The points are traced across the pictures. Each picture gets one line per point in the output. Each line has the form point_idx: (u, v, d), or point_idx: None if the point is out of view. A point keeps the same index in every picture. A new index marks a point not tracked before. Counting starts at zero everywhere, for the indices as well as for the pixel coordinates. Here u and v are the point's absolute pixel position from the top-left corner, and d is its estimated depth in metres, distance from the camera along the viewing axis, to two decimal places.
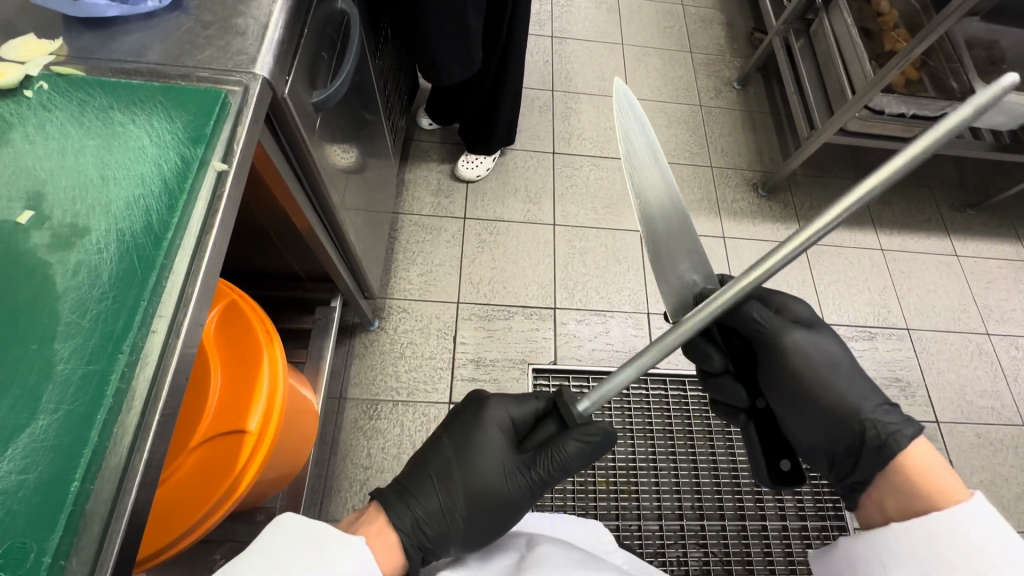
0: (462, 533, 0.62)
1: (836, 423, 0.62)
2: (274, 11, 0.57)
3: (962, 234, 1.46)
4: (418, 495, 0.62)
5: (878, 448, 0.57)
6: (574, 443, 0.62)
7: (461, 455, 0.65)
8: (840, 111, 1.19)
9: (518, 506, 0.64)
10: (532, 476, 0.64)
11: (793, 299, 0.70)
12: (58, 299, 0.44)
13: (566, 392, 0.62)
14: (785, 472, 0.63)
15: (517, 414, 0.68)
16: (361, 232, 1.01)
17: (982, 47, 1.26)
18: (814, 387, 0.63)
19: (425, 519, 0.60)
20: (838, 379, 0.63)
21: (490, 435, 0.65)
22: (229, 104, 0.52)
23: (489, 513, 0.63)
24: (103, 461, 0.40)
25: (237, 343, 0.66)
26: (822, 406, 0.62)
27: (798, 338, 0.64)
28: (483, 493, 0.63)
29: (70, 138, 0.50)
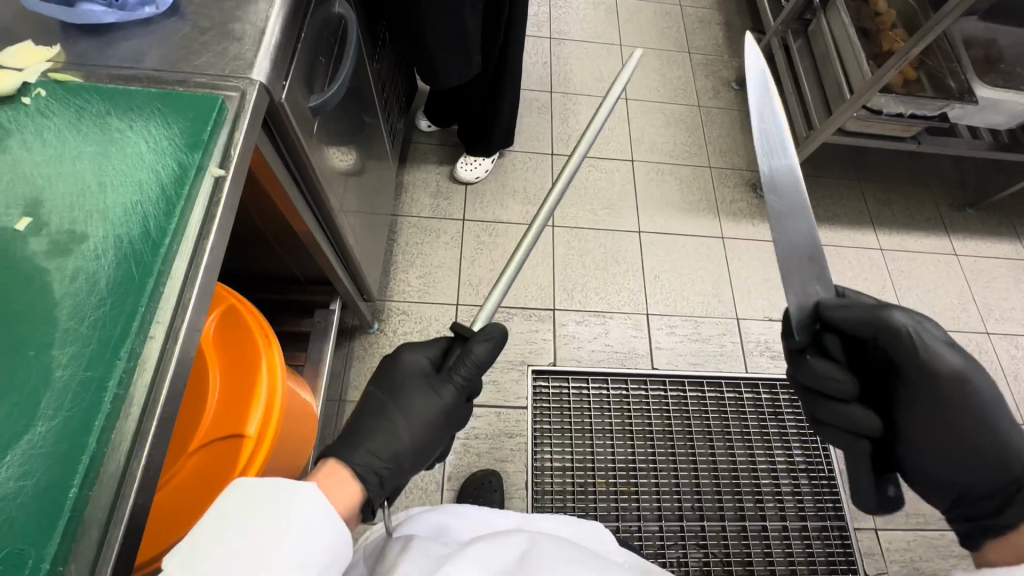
0: (414, 453, 0.62)
1: (980, 458, 0.54)
2: (271, 17, 0.57)
3: (962, 233, 1.46)
4: (362, 434, 0.61)
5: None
6: (479, 345, 0.65)
7: (389, 389, 0.65)
8: (839, 111, 1.19)
9: (452, 418, 0.66)
10: (456, 385, 0.65)
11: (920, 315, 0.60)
12: (56, 306, 0.44)
13: (461, 325, 0.66)
14: (891, 496, 0.61)
15: (429, 348, 0.68)
16: (360, 235, 1.01)
17: (979, 46, 1.27)
18: (958, 418, 0.54)
19: (376, 448, 0.60)
20: (988, 411, 0.54)
21: (408, 364, 0.66)
22: (225, 110, 0.52)
23: (430, 429, 0.64)
24: (101, 467, 0.40)
25: (235, 346, 0.66)
26: (952, 428, 0.55)
27: (947, 361, 0.54)
28: (421, 412, 0.63)
29: (67, 145, 0.50)
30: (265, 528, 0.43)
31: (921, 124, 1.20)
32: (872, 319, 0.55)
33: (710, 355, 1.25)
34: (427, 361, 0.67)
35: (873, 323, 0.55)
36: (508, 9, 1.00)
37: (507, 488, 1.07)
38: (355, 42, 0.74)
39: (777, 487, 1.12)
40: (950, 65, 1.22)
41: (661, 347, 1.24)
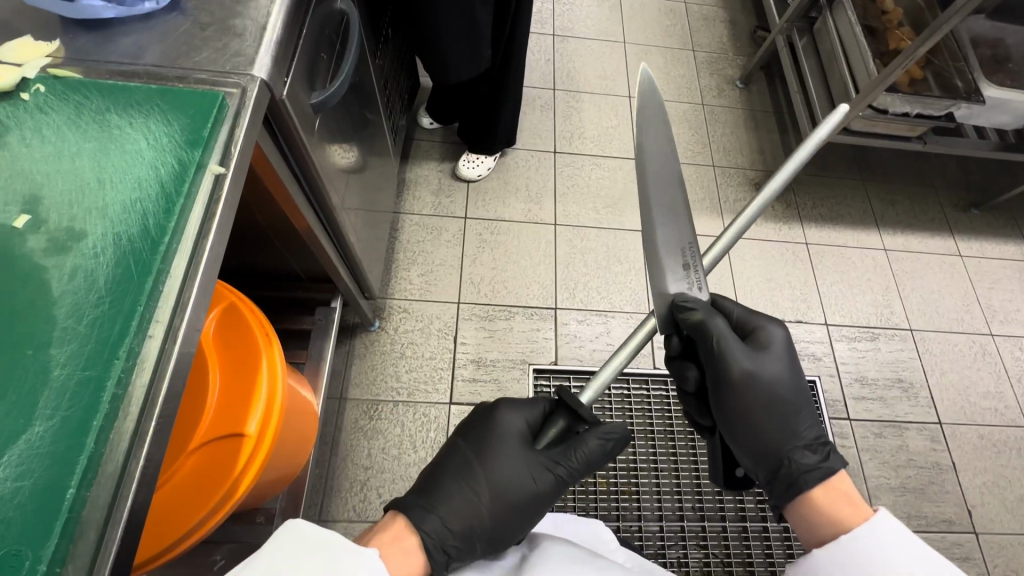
0: (488, 534, 0.60)
1: (766, 450, 0.64)
2: (272, 12, 0.57)
3: (967, 234, 1.45)
4: (440, 499, 0.60)
5: (790, 482, 0.60)
6: (594, 441, 0.66)
7: (478, 450, 0.65)
8: (844, 110, 1.18)
9: (540, 505, 0.64)
10: (556, 473, 0.65)
11: (771, 323, 0.69)
12: (54, 304, 0.44)
13: (566, 391, 0.63)
14: (739, 479, 0.71)
15: (530, 414, 0.68)
16: (361, 233, 1.01)
17: (987, 45, 1.25)
18: (759, 418, 0.64)
19: (449, 519, 0.59)
20: (777, 415, 0.64)
21: (507, 429, 0.66)
22: (225, 106, 0.52)
23: (512, 511, 0.62)
24: (99, 467, 0.40)
25: (236, 345, 0.66)
26: (754, 424, 0.64)
27: (749, 366, 0.64)
28: (509, 491, 0.62)
29: (66, 142, 0.50)
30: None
31: (927, 124, 1.19)
32: (698, 328, 0.61)
33: None
34: (526, 430, 0.67)
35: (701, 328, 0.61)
36: (515, 5, 0.99)
37: None
38: (357, 39, 0.72)
39: None
40: (958, 64, 1.21)
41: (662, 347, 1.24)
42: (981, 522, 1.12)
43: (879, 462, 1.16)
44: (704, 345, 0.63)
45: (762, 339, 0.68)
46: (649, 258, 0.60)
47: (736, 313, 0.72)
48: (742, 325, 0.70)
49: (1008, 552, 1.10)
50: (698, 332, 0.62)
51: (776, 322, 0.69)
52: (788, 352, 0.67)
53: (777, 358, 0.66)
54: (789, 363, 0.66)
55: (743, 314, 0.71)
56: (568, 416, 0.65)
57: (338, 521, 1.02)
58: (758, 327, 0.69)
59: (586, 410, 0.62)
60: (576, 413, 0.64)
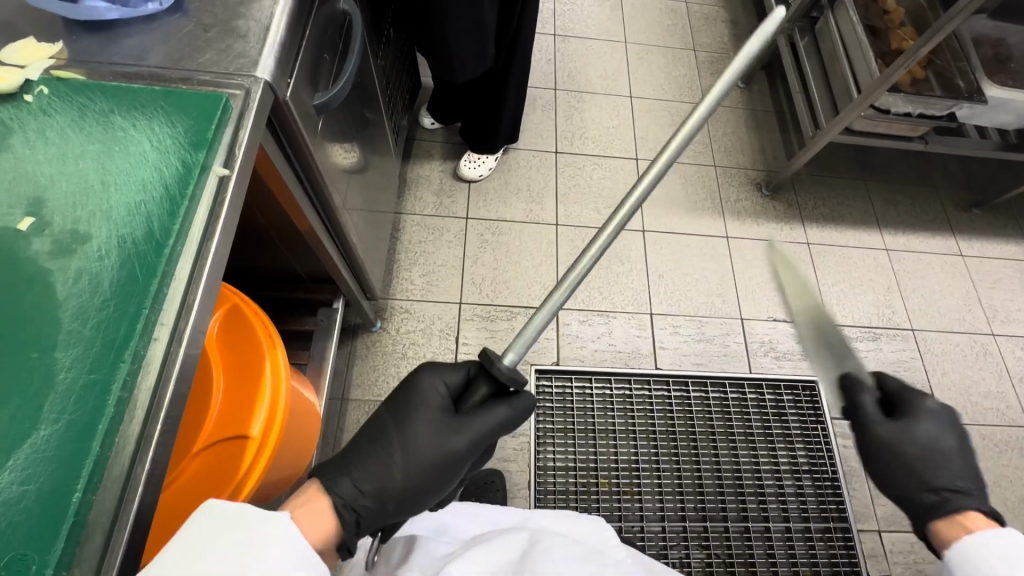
0: (402, 495, 0.60)
1: (904, 497, 0.67)
2: (275, 14, 0.56)
3: (968, 233, 1.45)
4: (354, 459, 0.60)
5: (921, 522, 0.64)
6: (505, 407, 0.62)
7: (396, 416, 0.63)
8: (846, 110, 1.18)
9: (456, 467, 0.62)
10: (470, 434, 0.61)
11: (924, 390, 0.72)
12: (59, 307, 0.43)
13: (493, 358, 0.57)
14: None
15: (450, 377, 0.65)
16: (363, 234, 1.01)
17: (989, 44, 1.25)
18: (907, 466, 0.68)
19: (361, 480, 0.58)
20: (922, 460, 0.67)
21: (423, 392, 0.64)
22: (230, 108, 0.52)
23: (426, 472, 0.60)
24: (105, 471, 0.40)
25: (239, 347, 0.66)
26: (893, 476, 0.68)
27: (890, 427, 0.69)
28: (421, 451, 0.60)
29: (70, 144, 0.50)
30: (237, 561, 0.43)
31: (928, 124, 1.19)
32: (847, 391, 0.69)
33: (713, 356, 1.24)
34: (445, 395, 0.64)
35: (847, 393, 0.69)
36: (520, 5, 1.00)
37: (510, 487, 1.07)
38: (359, 39, 0.72)
39: (782, 488, 1.12)
40: (960, 63, 1.21)
41: (664, 347, 1.24)
42: None
43: None
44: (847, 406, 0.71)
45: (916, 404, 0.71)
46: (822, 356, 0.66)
47: (892, 383, 0.74)
48: (894, 395, 0.73)
49: None
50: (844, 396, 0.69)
51: (931, 394, 0.71)
52: (941, 416, 0.69)
53: (927, 422, 0.69)
54: (940, 422, 0.69)
55: (897, 386, 0.73)
56: (491, 384, 0.61)
57: None
58: (910, 396, 0.71)
59: (512, 375, 0.56)
60: (497, 380, 0.61)
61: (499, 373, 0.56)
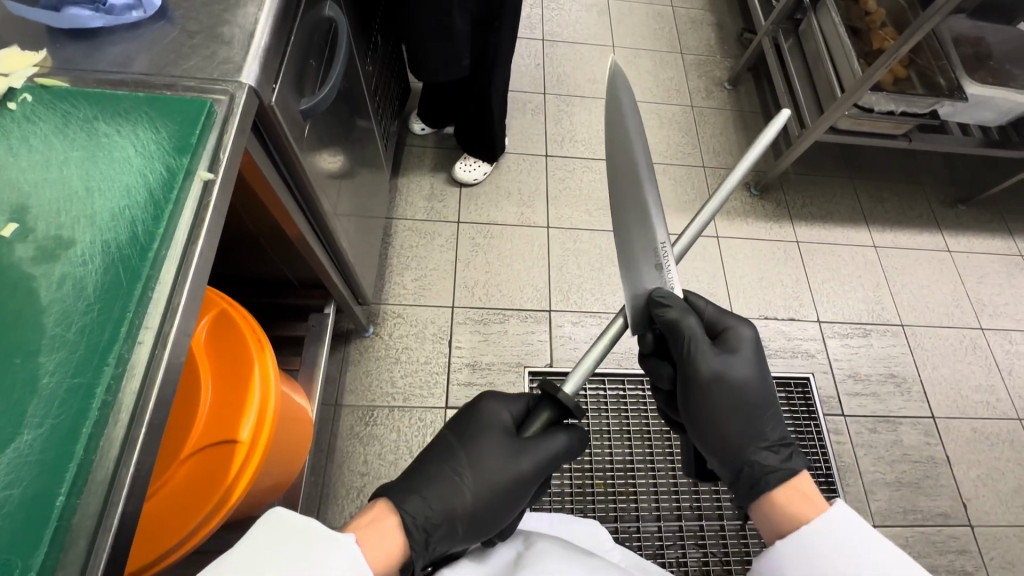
0: (470, 517, 0.59)
1: (729, 451, 0.64)
2: (259, 20, 0.57)
3: (955, 229, 1.46)
4: (422, 481, 0.60)
5: (753, 483, 0.61)
6: (565, 436, 0.63)
7: (462, 439, 0.64)
8: (830, 110, 1.20)
9: (522, 492, 0.62)
10: (538, 457, 0.62)
11: (741, 321, 0.68)
12: (43, 312, 0.43)
13: (553, 387, 0.57)
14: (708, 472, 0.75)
15: (514, 407, 0.67)
16: (353, 239, 1.01)
17: (969, 43, 1.28)
18: (724, 418, 0.64)
19: (432, 499, 0.58)
20: (744, 414, 0.64)
21: (489, 420, 0.65)
22: (214, 113, 0.52)
23: (495, 495, 0.60)
24: (89, 475, 0.39)
25: (227, 351, 0.66)
26: (721, 430, 0.64)
27: (719, 365, 0.64)
28: (490, 474, 0.61)
29: (53, 151, 0.50)
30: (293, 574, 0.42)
31: (911, 121, 1.21)
32: (672, 326, 0.61)
33: None
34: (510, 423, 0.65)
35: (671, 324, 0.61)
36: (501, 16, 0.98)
37: None
38: (345, 46, 0.73)
39: None
40: (940, 62, 1.22)
41: None
42: (976, 516, 1.13)
43: (874, 457, 1.16)
44: (676, 341, 0.63)
45: (732, 339, 0.67)
46: (624, 257, 0.59)
47: (708, 311, 0.70)
48: (712, 326, 0.69)
49: (1003, 544, 1.11)
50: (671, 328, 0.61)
51: (747, 325, 0.68)
52: (756, 352, 0.66)
53: (745, 360, 0.65)
54: (757, 364, 0.66)
55: (716, 317, 0.69)
56: (554, 409, 0.60)
57: (336, 529, 1.01)
58: (728, 327, 0.68)
59: (574, 405, 0.57)
60: (562, 408, 0.59)
61: (563, 402, 0.57)
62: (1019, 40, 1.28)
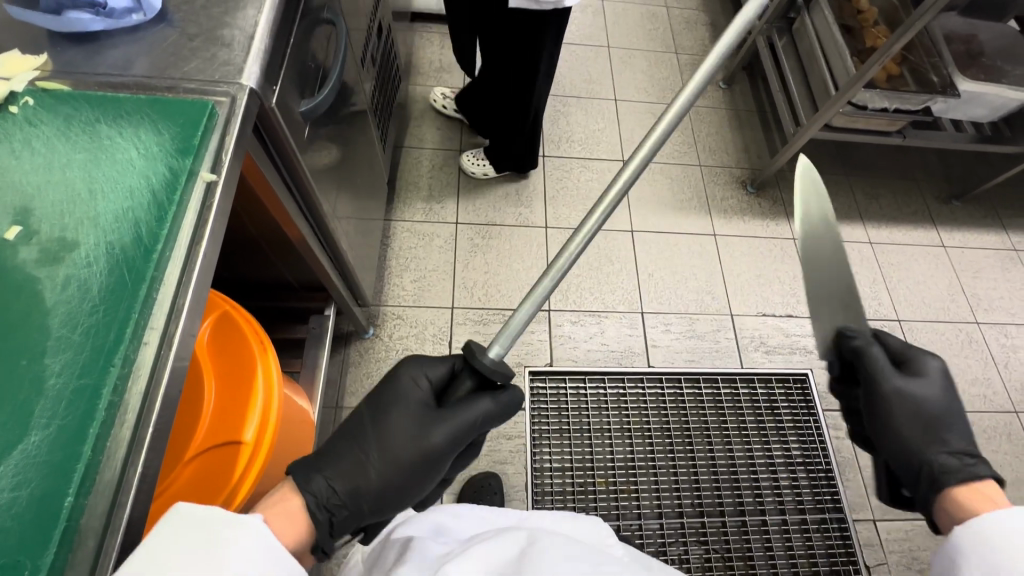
0: (381, 493, 0.56)
1: (910, 457, 0.63)
2: (260, 22, 0.57)
3: (949, 225, 1.47)
4: (329, 457, 0.57)
5: (932, 481, 0.60)
6: (486, 400, 0.59)
7: (376, 411, 0.60)
8: (824, 107, 1.21)
9: (438, 463, 0.59)
10: (454, 427, 0.58)
11: (926, 351, 0.69)
12: (48, 314, 0.44)
13: (476, 346, 0.56)
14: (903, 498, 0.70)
15: (434, 372, 0.63)
16: (353, 240, 1.01)
17: (960, 41, 1.29)
18: (900, 426, 0.65)
19: (337, 478, 0.55)
20: (921, 425, 0.64)
21: (405, 389, 0.61)
22: (215, 115, 0.52)
23: (408, 469, 0.57)
24: (97, 476, 0.40)
25: (230, 353, 0.66)
26: (897, 437, 0.65)
27: (900, 384, 0.66)
28: (402, 447, 0.57)
29: (56, 153, 0.50)
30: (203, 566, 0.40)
31: (905, 118, 1.22)
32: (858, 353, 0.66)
33: (705, 352, 1.26)
34: (428, 391, 0.62)
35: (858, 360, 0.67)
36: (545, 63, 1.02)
37: (507, 490, 1.07)
38: (345, 48, 0.74)
39: (775, 480, 1.13)
40: (932, 60, 1.23)
41: (656, 345, 1.25)
42: None
43: None
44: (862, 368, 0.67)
45: (915, 366, 0.68)
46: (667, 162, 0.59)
47: (894, 343, 0.71)
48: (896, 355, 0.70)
49: None
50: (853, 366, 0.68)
51: (934, 355, 0.68)
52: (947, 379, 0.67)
53: (931, 381, 0.66)
54: (951, 387, 0.66)
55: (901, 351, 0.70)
56: (475, 377, 0.60)
57: None
58: (913, 356, 0.69)
59: (497, 367, 0.55)
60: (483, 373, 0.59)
61: (483, 365, 0.55)
62: (1009, 38, 1.29)
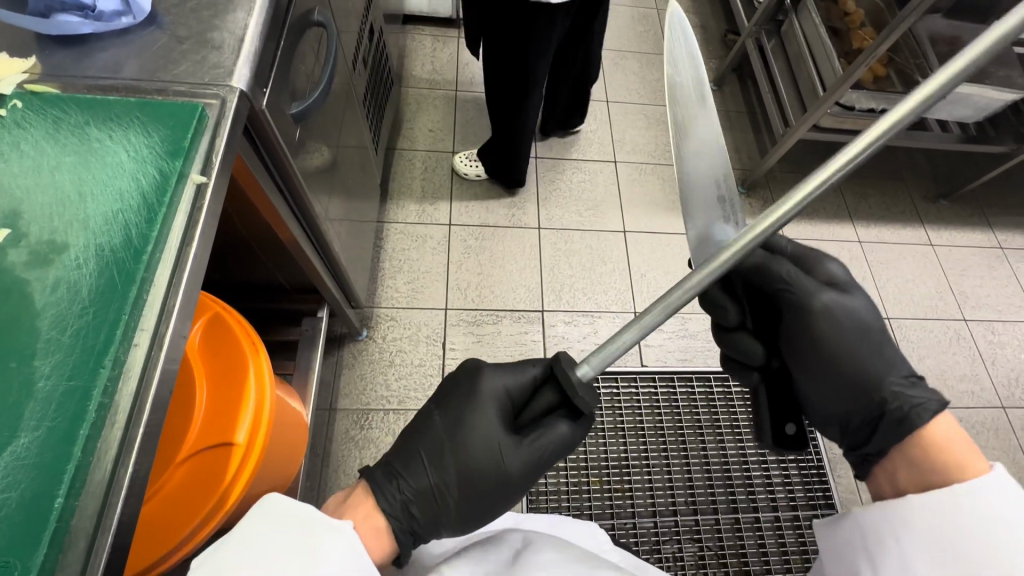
0: (458, 509, 0.57)
1: (862, 388, 0.59)
2: (249, 25, 0.57)
3: (937, 223, 1.49)
4: (408, 469, 0.57)
5: (900, 420, 0.54)
6: (566, 424, 0.57)
7: (453, 423, 0.59)
8: (812, 108, 1.22)
9: (517, 485, 0.58)
10: (534, 453, 0.57)
11: (828, 257, 0.66)
12: (38, 316, 0.44)
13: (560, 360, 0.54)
14: (790, 437, 0.61)
15: (514, 383, 0.60)
16: (345, 242, 1.01)
17: (945, 42, 1.31)
18: (842, 358, 0.60)
19: (415, 491, 0.56)
20: (866, 348, 0.60)
21: (486, 400, 0.59)
22: (205, 117, 0.52)
23: (487, 488, 0.57)
24: (87, 477, 0.40)
25: (222, 355, 0.66)
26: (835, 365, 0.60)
27: (828, 300, 0.61)
28: (480, 466, 0.57)
29: (45, 156, 0.50)
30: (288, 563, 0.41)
31: None
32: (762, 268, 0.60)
33: (698, 351, 1.27)
34: (508, 405, 0.60)
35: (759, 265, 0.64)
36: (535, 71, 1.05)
37: None
38: (335, 51, 0.74)
39: (768, 477, 1.13)
40: (918, 61, 1.25)
41: (649, 345, 1.26)
42: None
43: None
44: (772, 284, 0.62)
45: (825, 278, 0.65)
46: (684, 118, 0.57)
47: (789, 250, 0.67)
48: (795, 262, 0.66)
49: None
50: (760, 273, 0.64)
51: (833, 262, 0.65)
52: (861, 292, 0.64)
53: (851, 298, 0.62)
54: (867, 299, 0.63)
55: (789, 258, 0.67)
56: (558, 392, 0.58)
57: None
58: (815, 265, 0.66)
59: (583, 387, 0.53)
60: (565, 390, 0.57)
61: (581, 398, 0.53)
62: None
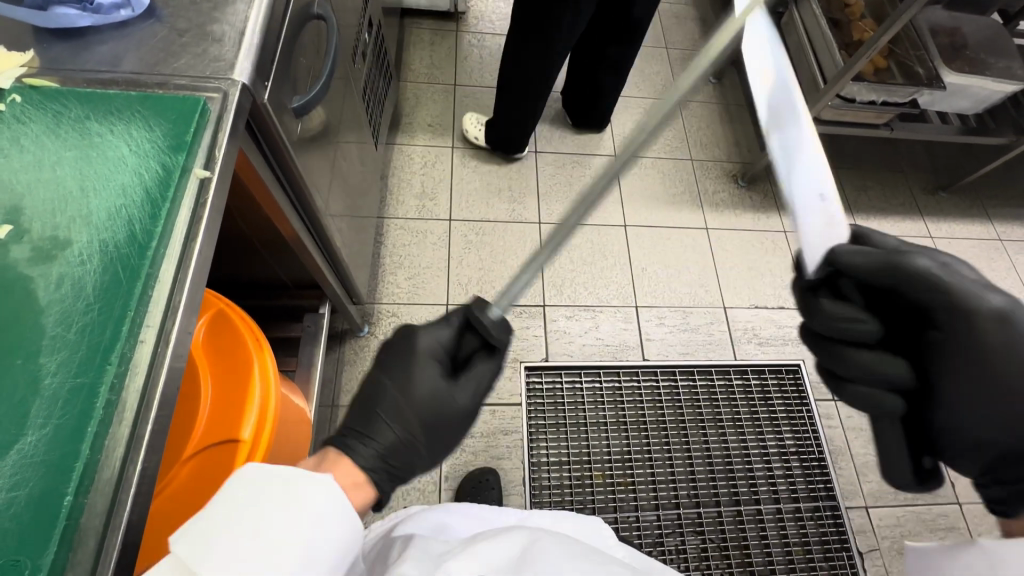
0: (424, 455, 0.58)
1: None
2: (250, 17, 0.56)
3: (936, 216, 1.49)
4: (372, 429, 0.55)
5: None
6: (498, 355, 0.60)
7: (398, 379, 0.58)
8: (813, 101, 1.22)
9: (464, 420, 0.60)
10: (477, 388, 0.60)
11: None
12: (42, 313, 0.43)
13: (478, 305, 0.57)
14: (928, 470, 0.58)
15: (446, 331, 0.61)
16: (346, 237, 1.01)
17: (945, 34, 1.31)
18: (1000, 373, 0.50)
19: (388, 453, 0.54)
20: None
21: (425, 351, 0.59)
22: (207, 111, 0.52)
23: (442, 427, 0.58)
24: (96, 475, 0.39)
25: (226, 351, 0.66)
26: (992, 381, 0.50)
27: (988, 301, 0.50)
28: (435, 411, 0.58)
29: (46, 151, 0.49)
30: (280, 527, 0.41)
31: (892, 110, 1.23)
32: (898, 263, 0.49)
33: (699, 344, 1.26)
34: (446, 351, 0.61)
35: (892, 272, 0.49)
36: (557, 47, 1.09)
37: (505, 484, 1.08)
38: (336, 44, 0.73)
39: (770, 470, 1.14)
40: (918, 53, 1.25)
41: (651, 339, 1.25)
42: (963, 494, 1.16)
43: (865, 439, 1.19)
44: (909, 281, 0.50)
45: None
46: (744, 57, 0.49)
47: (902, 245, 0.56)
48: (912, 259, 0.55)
49: (990, 518, 1.14)
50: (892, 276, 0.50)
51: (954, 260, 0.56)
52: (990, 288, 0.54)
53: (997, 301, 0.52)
54: None
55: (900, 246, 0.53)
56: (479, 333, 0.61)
57: None
58: None
59: (501, 329, 0.56)
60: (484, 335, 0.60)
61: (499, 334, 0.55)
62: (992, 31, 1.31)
